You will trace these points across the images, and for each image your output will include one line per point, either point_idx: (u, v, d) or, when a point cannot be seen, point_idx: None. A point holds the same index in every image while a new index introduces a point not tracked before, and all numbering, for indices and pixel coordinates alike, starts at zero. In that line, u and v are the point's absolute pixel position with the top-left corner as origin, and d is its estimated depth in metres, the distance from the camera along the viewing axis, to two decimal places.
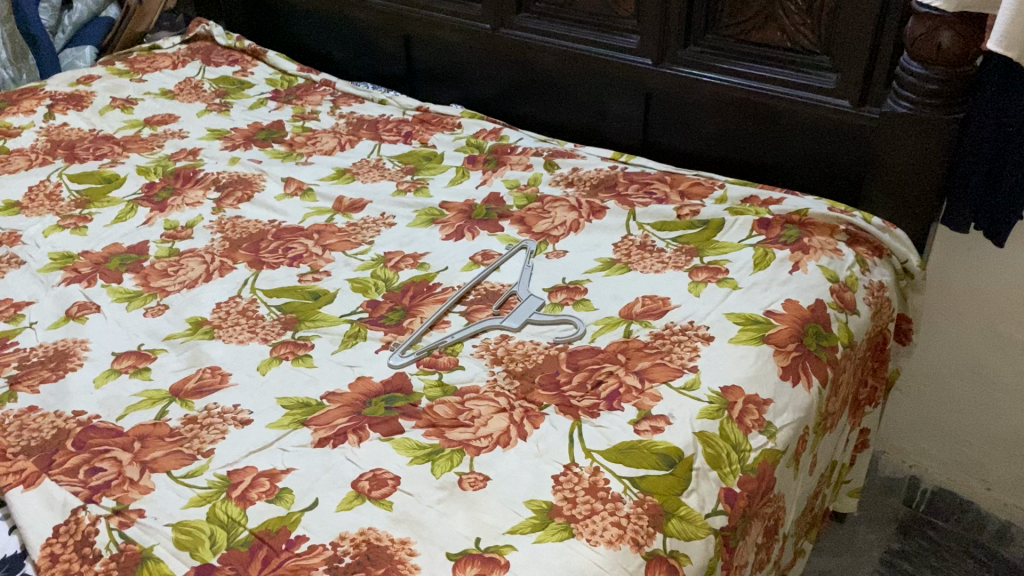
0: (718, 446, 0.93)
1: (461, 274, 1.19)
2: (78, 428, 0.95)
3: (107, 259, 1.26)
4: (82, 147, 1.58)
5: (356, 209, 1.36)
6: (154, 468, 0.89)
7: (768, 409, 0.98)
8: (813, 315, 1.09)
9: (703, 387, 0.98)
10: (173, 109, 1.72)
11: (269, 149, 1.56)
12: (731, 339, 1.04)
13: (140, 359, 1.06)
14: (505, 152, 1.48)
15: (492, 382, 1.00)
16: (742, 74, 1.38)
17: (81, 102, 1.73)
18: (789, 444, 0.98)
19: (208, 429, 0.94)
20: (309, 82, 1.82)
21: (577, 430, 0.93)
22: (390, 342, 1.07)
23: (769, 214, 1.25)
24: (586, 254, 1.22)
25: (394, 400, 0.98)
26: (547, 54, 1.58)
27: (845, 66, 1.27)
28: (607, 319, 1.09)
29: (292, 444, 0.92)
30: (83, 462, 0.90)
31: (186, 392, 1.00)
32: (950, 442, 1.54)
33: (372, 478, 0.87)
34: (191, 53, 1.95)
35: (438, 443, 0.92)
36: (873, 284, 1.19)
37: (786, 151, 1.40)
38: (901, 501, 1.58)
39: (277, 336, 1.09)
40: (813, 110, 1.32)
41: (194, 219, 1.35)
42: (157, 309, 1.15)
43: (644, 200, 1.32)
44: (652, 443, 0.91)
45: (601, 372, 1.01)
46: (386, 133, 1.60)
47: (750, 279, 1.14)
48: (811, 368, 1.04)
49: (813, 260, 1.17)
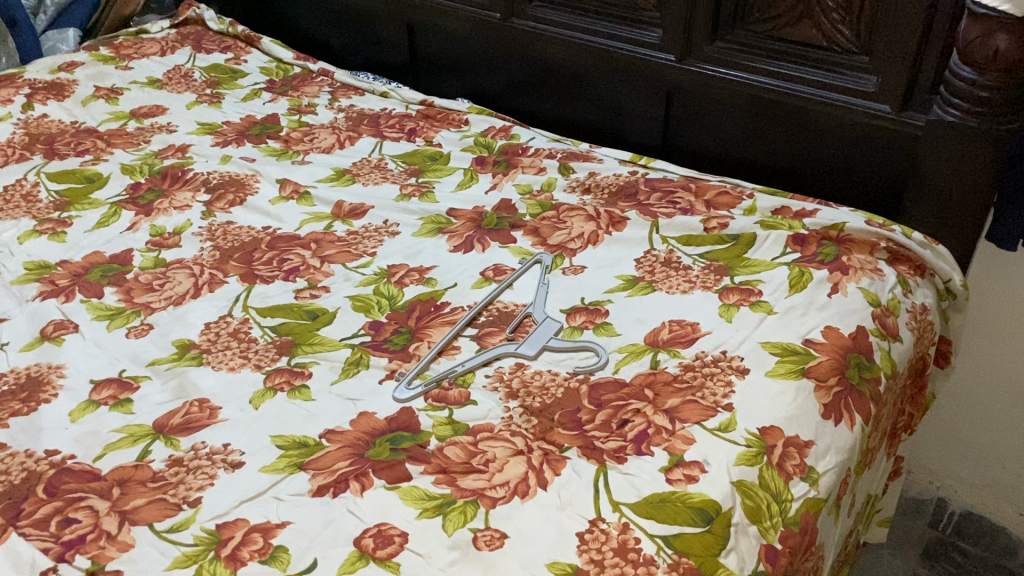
0: (758, 497, 0.84)
1: (472, 292, 1.10)
2: (51, 472, 0.86)
3: (87, 270, 1.16)
4: (62, 141, 1.48)
5: (357, 215, 1.27)
6: (134, 520, 0.80)
7: (810, 453, 0.90)
8: (855, 345, 1.01)
9: (739, 428, 0.89)
10: (161, 100, 1.61)
11: (263, 147, 1.46)
12: (768, 372, 0.95)
13: (121, 388, 0.96)
14: (516, 153, 1.39)
15: (508, 420, 0.91)
16: (774, 74, 1.28)
17: (62, 92, 1.62)
18: (832, 491, 0.90)
19: (195, 473, 0.85)
20: (305, 71, 1.72)
21: (602, 478, 0.84)
22: (396, 371, 0.98)
23: (803, 228, 1.16)
24: (605, 270, 1.13)
25: (401, 441, 0.89)
26: (561, 47, 1.48)
27: (887, 69, 1.17)
28: (632, 346, 1.00)
29: (288, 492, 0.83)
30: (56, 512, 0.82)
31: (171, 429, 0.91)
32: (983, 464, 1.45)
33: (377, 534, 0.79)
34: (181, 39, 1.84)
35: (449, 493, 0.83)
36: (916, 307, 1.11)
37: (815, 160, 1.31)
38: (927, 522, 1.50)
39: (271, 363, 1.00)
40: (851, 115, 1.23)
41: (182, 225, 1.25)
42: (140, 329, 1.05)
43: (667, 210, 1.23)
44: (686, 495, 0.82)
45: (627, 410, 0.92)
46: (389, 130, 1.50)
47: (785, 302, 1.05)
48: (853, 405, 0.96)
49: (853, 281, 1.08)
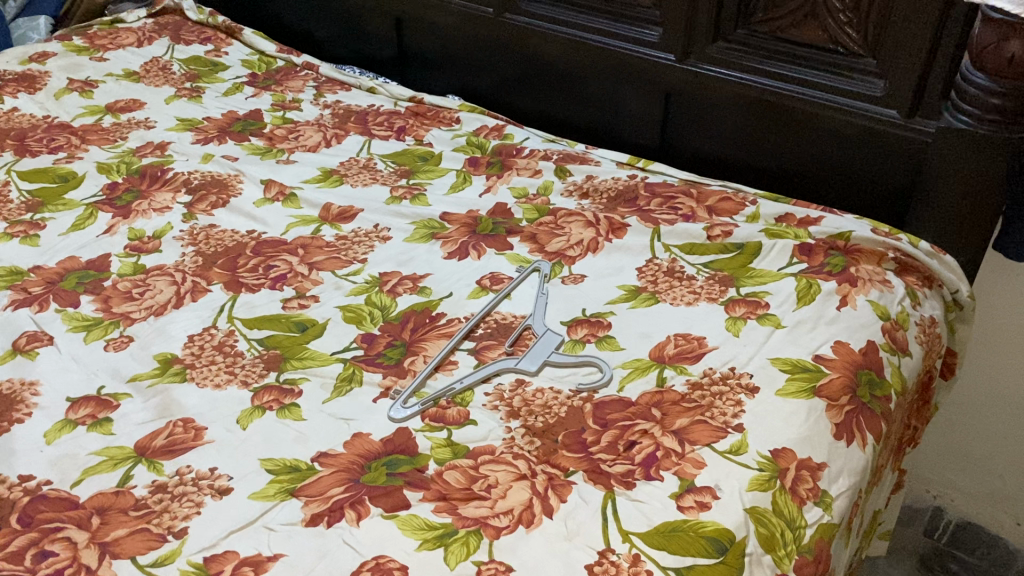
0: (772, 524, 0.81)
1: (469, 303, 1.06)
2: (25, 500, 0.81)
3: (62, 277, 1.11)
4: (33, 137, 1.41)
5: (346, 219, 1.22)
6: (115, 553, 0.75)
7: (823, 476, 0.86)
8: (865, 361, 0.97)
9: (750, 451, 0.86)
10: (138, 94, 1.55)
11: (246, 145, 1.40)
12: (779, 391, 0.92)
13: (100, 406, 0.91)
14: (510, 154, 1.35)
15: (510, 442, 0.87)
16: (777, 76, 1.25)
17: (34, 84, 1.56)
18: (844, 515, 0.87)
19: (180, 501, 0.80)
20: (289, 64, 1.66)
21: (610, 505, 0.80)
22: (391, 389, 0.94)
23: (810, 238, 1.13)
24: (606, 280, 1.09)
25: (397, 465, 0.84)
26: (555, 44, 1.44)
27: (896, 73, 1.14)
28: (636, 362, 0.97)
29: (280, 522, 0.78)
30: (31, 545, 0.77)
31: (154, 452, 0.86)
32: (980, 474, 1.44)
33: (375, 568, 0.74)
34: (159, 29, 1.78)
35: (450, 522, 0.78)
36: (924, 320, 1.07)
37: (818, 164, 1.27)
38: (922, 531, 1.49)
39: (259, 379, 0.95)
40: (856, 119, 1.19)
41: (163, 228, 1.20)
42: (119, 342, 1.00)
43: (668, 216, 1.19)
44: (699, 524, 0.79)
45: (633, 432, 0.88)
46: (376, 127, 1.45)
47: (794, 315, 1.01)
48: (865, 425, 0.92)
49: (862, 294, 1.04)
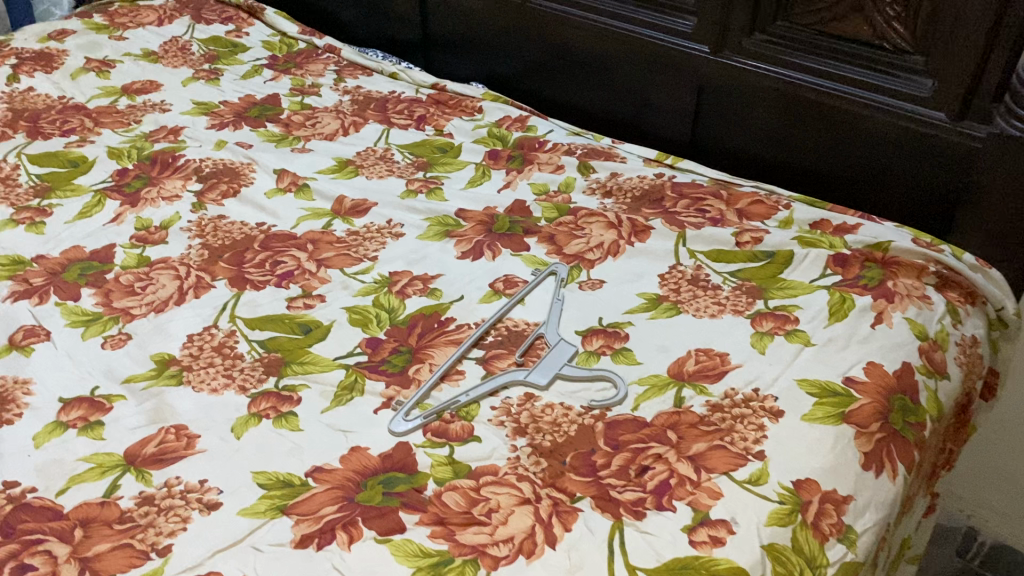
0: (791, 563, 0.74)
1: (480, 307, 1.01)
2: (9, 508, 0.78)
3: (64, 268, 1.08)
4: (47, 118, 1.38)
5: (358, 212, 1.17)
6: (96, 569, 0.72)
7: (848, 510, 0.79)
8: (900, 384, 0.90)
9: (771, 481, 0.79)
10: (155, 75, 1.51)
11: (262, 131, 1.36)
12: (805, 416, 0.85)
13: (92, 409, 0.88)
14: (532, 148, 1.30)
15: (515, 462, 0.82)
16: (816, 72, 1.18)
17: (51, 63, 1.53)
18: (870, 554, 0.79)
19: (167, 515, 0.77)
20: (310, 46, 1.62)
21: (617, 536, 0.75)
22: (393, 400, 0.89)
23: (846, 248, 1.06)
24: (626, 287, 1.04)
25: (394, 484, 0.80)
26: (583, 31, 1.39)
27: (945, 73, 1.07)
28: (654, 378, 0.91)
29: (268, 542, 0.74)
30: (10, 556, 0.74)
31: (143, 460, 0.82)
32: (1018, 497, 1.37)
33: None
34: (181, 7, 1.74)
35: (446, 550, 0.74)
36: (966, 339, 0.99)
37: (856, 166, 1.20)
38: (953, 551, 1.42)
39: (257, 385, 0.91)
40: (900, 121, 1.12)
41: (170, 218, 1.16)
42: (117, 340, 0.97)
43: (695, 220, 1.13)
44: (711, 561, 0.72)
45: (646, 456, 0.82)
46: (396, 116, 1.40)
47: (825, 333, 0.95)
48: (896, 453, 0.85)
49: (899, 311, 0.98)
